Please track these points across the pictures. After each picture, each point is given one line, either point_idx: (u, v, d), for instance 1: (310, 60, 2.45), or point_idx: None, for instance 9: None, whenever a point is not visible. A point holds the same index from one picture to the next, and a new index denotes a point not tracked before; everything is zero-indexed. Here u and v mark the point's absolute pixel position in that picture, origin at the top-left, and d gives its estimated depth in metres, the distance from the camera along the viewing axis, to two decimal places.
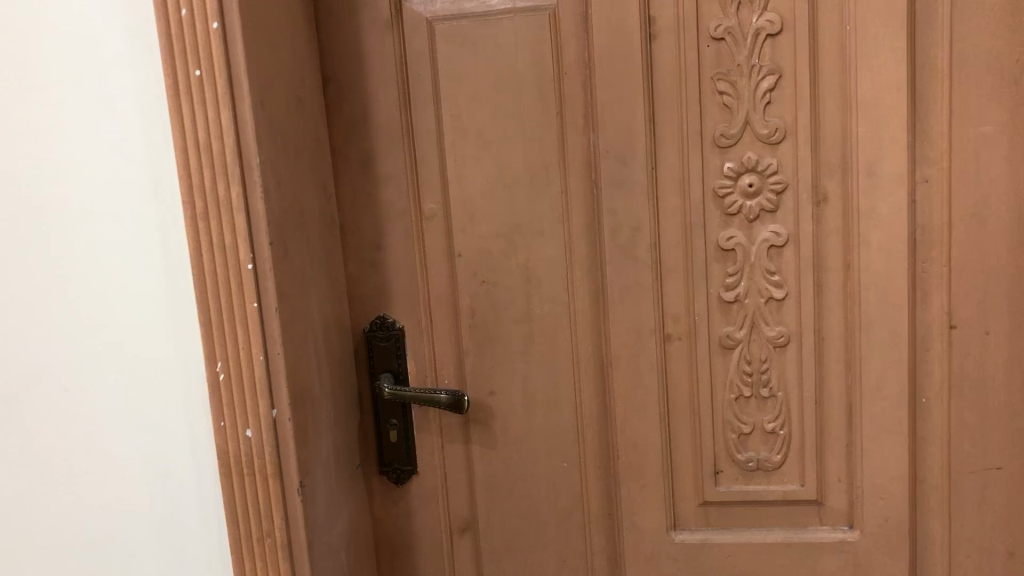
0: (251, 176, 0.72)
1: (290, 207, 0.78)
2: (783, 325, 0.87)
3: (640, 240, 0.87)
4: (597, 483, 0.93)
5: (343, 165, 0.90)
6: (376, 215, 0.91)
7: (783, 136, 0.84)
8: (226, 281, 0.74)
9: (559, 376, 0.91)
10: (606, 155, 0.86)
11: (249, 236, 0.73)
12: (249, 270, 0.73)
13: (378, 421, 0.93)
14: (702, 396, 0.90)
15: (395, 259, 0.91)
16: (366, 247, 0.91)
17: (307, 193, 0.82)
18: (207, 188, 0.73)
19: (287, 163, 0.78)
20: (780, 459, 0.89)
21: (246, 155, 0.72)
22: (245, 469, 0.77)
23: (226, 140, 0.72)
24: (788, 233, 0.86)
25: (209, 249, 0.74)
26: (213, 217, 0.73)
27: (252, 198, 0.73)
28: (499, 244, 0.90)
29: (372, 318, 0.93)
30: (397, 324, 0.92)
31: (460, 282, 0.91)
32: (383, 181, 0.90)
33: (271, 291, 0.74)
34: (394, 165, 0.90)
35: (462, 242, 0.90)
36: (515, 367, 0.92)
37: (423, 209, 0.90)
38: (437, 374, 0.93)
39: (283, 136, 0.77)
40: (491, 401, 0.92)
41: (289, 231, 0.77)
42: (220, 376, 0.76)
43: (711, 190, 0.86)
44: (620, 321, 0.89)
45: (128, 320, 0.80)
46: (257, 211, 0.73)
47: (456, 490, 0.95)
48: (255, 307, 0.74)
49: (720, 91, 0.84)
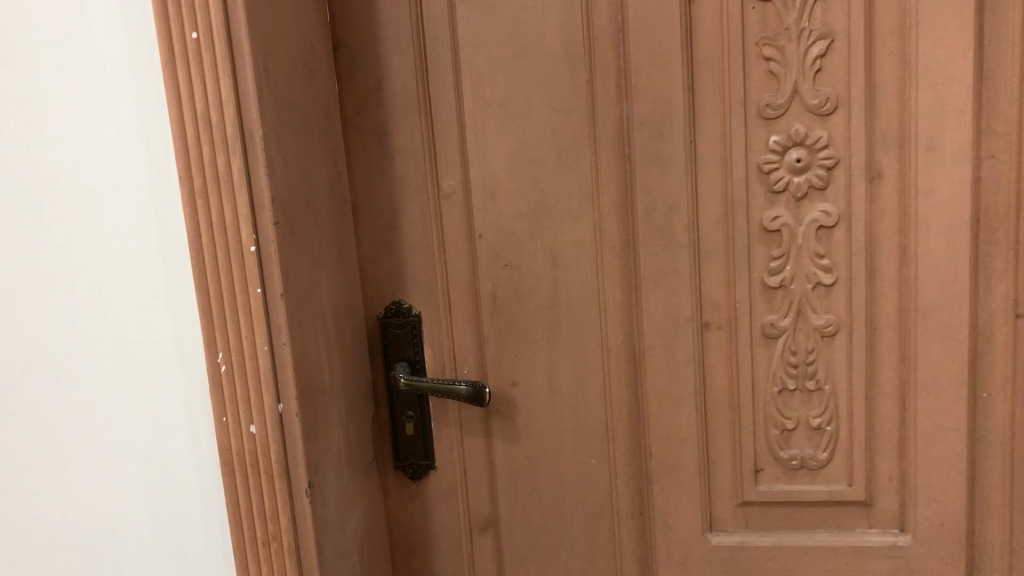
0: (253, 149, 0.66)
1: (297, 184, 0.71)
2: (832, 313, 0.81)
3: (677, 219, 0.80)
4: (628, 481, 0.87)
5: (356, 138, 0.84)
6: (392, 193, 0.84)
7: (835, 108, 0.77)
8: (228, 264, 0.68)
9: (588, 367, 0.85)
10: (640, 128, 0.79)
11: (252, 214, 0.66)
12: (252, 253, 0.67)
13: (394, 414, 0.87)
14: (743, 389, 0.83)
15: (412, 240, 0.85)
16: (381, 226, 0.85)
17: (315, 168, 0.75)
18: (207, 162, 0.66)
19: (294, 135, 0.71)
20: (826, 457, 0.83)
21: (248, 124, 0.65)
22: (249, 468, 0.71)
23: (225, 110, 0.65)
24: (838, 213, 0.79)
25: (209, 230, 0.67)
26: (213, 194, 0.67)
27: (255, 172, 0.66)
28: (523, 224, 0.83)
29: (387, 304, 0.87)
30: (413, 309, 0.86)
31: (481, 265, 0.84)
32: (398, 156, 0.83)
33: (276, 276, 0.67)
34: (410, 138, 0.83)
35: (484, 222, 0.83)
36: (539, 357, 0.85)
37: (441, 186, 0.84)
38: (456, 363, 0.87)
39: (289, 106, 0.70)
40: (514, 393, 0.86)
41: (297, 210, 0.71)
42: (222, 369, 0.69)
43: (755, 166, 0.79)
44: (654, 307, 0.82)
45: (125, 307, 0.74)
46: (261, 186, 0.66)
47: (477, 487, 0.89)
48: (259, 292, 0.67)
49: (766, 57, 0.77)
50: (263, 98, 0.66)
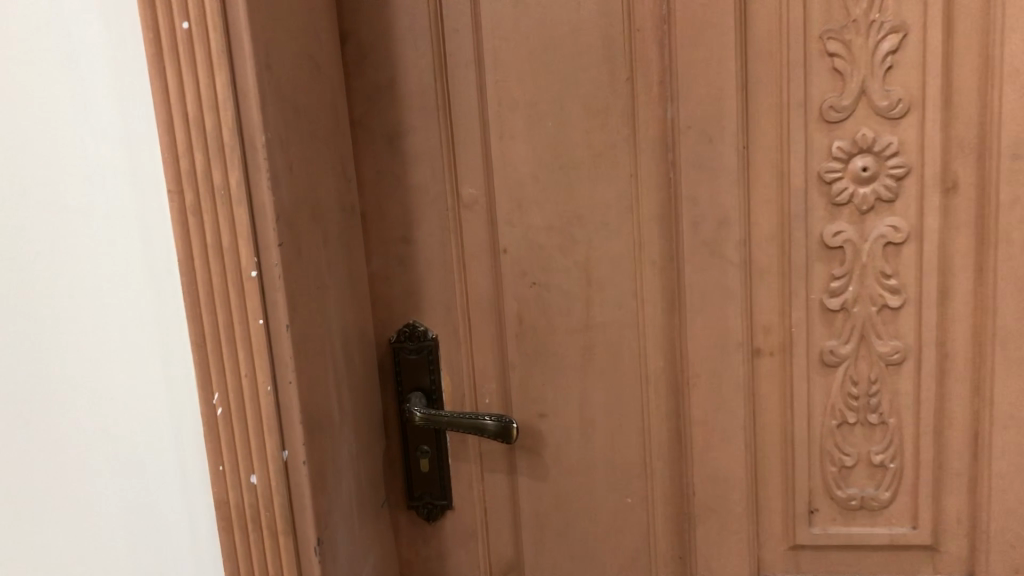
0: (254, 159, 0.57)
1: (303, 196, 0.62)
2: (898, 339, 0.72)
3: (727, 234, 0.72)
4: (667, 522, 0.78)
5: (366, 142, 0.75)
6: (406, 203, 0.75)
7: (906, 110, 0.69)
8: (225, 291, 0.59)
9: (624, 397, 0.76)
10: (687, 131, 0.71)
11: (253, 234, 0.58)
12: (253, 278, 0.58)
13: (407, 448, 0.78)
14: (797, 422, 0.75)
15: (428, 256, 0.76)
16: (393, 239, 0.76)
17: (322, 179, 0.66)
18: (200, 174, 0.57)
19: (299, 141, 0.62)
20: (889, 497, 0.75)
21: (248, 131, 0.56)
22: (250, 522, 0.62)
23: (223, 113, 0.56)
24: (908, 228, 0.71)
25: (202, 252, 0.58)
26: (208, 210, 0.58)
27: (256, 186, 0.57)
28: (553, 239, 0.74)
29: (400, 326, 0.78)
30: (429, 333, 0.77)
31: (506, 284, 0.76)
32: (414, 162, 0.74)
33: (280, 305, 0.58)
34: (427, 141, 0.74)
35: (510, 236, 0.75)
36: (570, 386, 0.76)
37: (461, 195, 0.75)
38: (476, 393, 0.78)
39: (294, 108, 0.61)
40: (541, 426, 0.77)
41: (302, 227, 0.62)
42: (218, 412, 0.61)
43: (817, 174, 0.71)
44: (701, 332, 0.74)
45: (106, 338, 0.64)
46: (263, 202, 0.57)
47: (498, 529, 0.80)
48: (261, 324, 0.58)
49: (831, 53, 0.68)
50: (265, 100, 0.57)
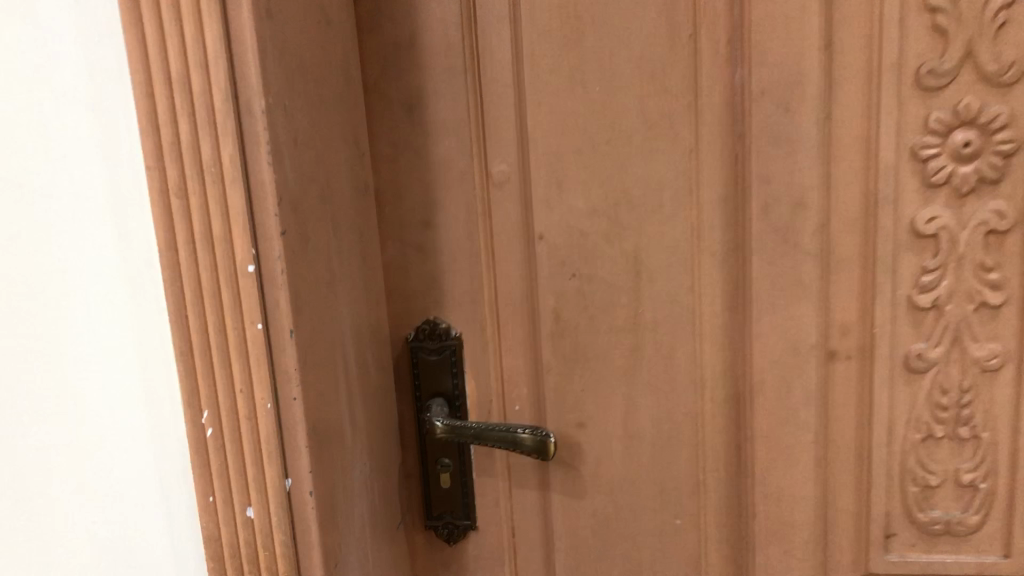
0: (252, 128, 0.46)
1: (309, 175, 0.52)
2: (997, 342, 0.62)
3: (803, 220, 0.62)
4: (720, 545, 0.69)
5: (382, 109, 0.64)
6: (427, 180, 0.65)
7: (1021, 75, 0.57)
8: (216, 289, 0.48)
9: (677, 406, 0.66)
10: (759, 99, 0.60)
11: (251, 220, 0.47)
12: (250, 275, 0.48)
13: (426, 462, 0.69)
14: (876, 436, 0.65)
15: (452, 243, 0.66)
16: (412, 223, 0.66)
17: (333, 154, 0.55)
18: (184, 146, 0.47)
19: (304, 107, 0.51)
20: (978, 521, 0.65)
21: (244, 92, 0.46)
22: (245, 562, 0.52)
23: (213, 72, 0.46)
24: (1015, 214, 0.60)
25: (188, 243, 0.48)
26: (195, 191, 0.47)
27: (254, 161, 0.47)
28: (598, 224, 0.64)
29: (419, 323, 0.68)
30: (452, 331, 0.67)
31: (541, 275, 0.65)
32: (436, 133, 0.64)
33: (283, 307, 0.48)
34: (451, 109, 0.63)
35: (547, 220, 0.64)
36: (614, 393, 0.66)
37: (491, 172, 0.64)
38: (504, 399, 0.68)
39: (298, 68, 0.51)
40: (579, 437, 0.68)
41: (309, 212, 0.51)
42: (208, 433, 0.50)
43: (909, 151, 0.60)
44: (768, 332, 0.64)
45: (70, 337, 0.53)
46: (262, 181, 0.47)
47: (528, 551, 0.70)
48: (260, 329, 0.48)
49: (932, 6, 0.57)
50: (265, 55, 0.46)
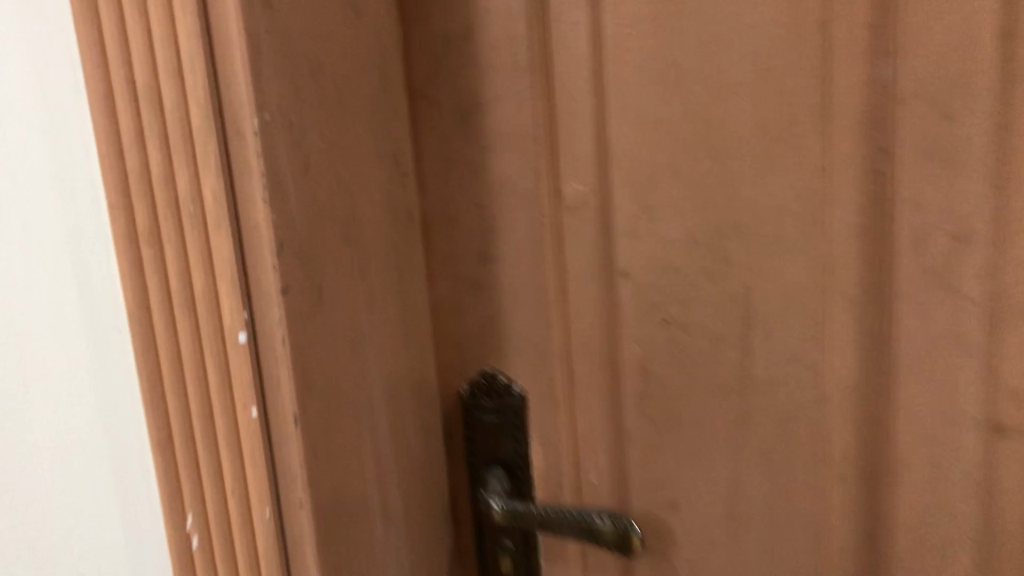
0: (240, 156, 0.35)
1: (329, 210, 0.40)
2: None
3: (967, 257, 0.46)
4: None
5: (431, 118, 0.53)
6: (484, 205, 0.53)
7: None
8: (200, 363, 0.37)
9: (792, 486, 0.53)
10: (913, 102, 0.45)
11: (241, 276, 0.36)
12: (241, 347, 0.37)
13: (483, 541, 0.59)
14: None
15: (515, 280, 0.54)
16: (467, 256, 0.54)
17: (363, 178, 0.44)
18: (156, 179, 0.36)
19: (320, 124, 0.40)
20: None
21: (231, 110, 0.35)
22: None
23: (190, 80, 0.34)
24: None
25: (163, 306, 0.37)
26: (170, 237, 0.36)
27: (244, 200, 0.35)
28: (697, 261, 0.51)
29: (474, 377, 0.56)
30: (514, 389, 0.56)
31: (625, 321, 0.53)
32: (495, 147, 0.52)
33: (284, 388, 0.37)
34: (513, 117, 0.51)
35: (633, 254, 0.52)
36: (714, 465, 0.54)
37: (564, 194, 0.52)
38: (578, 468, 0.57)
39: (308, 72, 0.39)
40: (670, 517, 0.56)
41: (323, 257, 0.40)
42: (194, 545, 0.40)
43: None
44: (916, 400, 0.49)
45: None
46: (255, 226, 0.36)
47: None
48: (254, 417, 0.37)
49: None
50: (260, 61, 0.35)
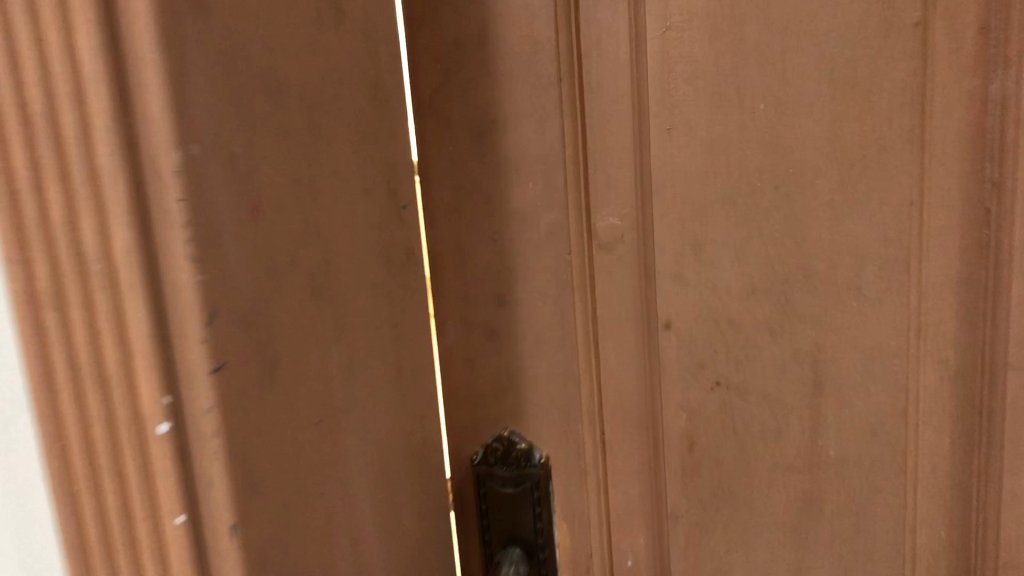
0: (161, 204, 0.27)
1: (290, 261, 0.32)
2: None
3: None
4: None
5: (441, 138, 0.44)
6: (501, 240, 0.45)
7: None
8: (113, 460, 0.29)
9: None
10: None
11: (162, 352, 0.29)
12: (161, 440, 0.29)
13: None
14: None
15: (537, 329, 0.45)
16: (482, 299, 0.46)
17: (342, 217, 0.36)
18: (33, 233, 0.27)
19: (280, 154, 0.32)
20: None
21: (147, 144, 0.27)
22: None
23: (95, 109, 0.26)
24: None
25: (72, 396, 0.28)
26: (75, 309, 0.28)
27: (165, 258, 0.28)
28: (756, 314, 0.42)
29: (488, 442, 0.48)
30: (535, 457, 0.47)
31: (668, 382, 0.45)
32: (517, 171, 0.43)
33: (218, 486, 0.30)
34: (538, 136, 0.43)
35: (679, 303, 0.43)
36: (773, 553, 0.45)
37: (597, 229, 0.44)
38: (612, 546, 0.49)
39: (262, 90, 0.31)
40: None
41: (278, 320, 0.32)
42: None
43: None
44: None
45: None
46: (178, 292, 0.28)
47: None
48: (182, 524, 0.30)
49: None
50: (186, 83, 0.27)
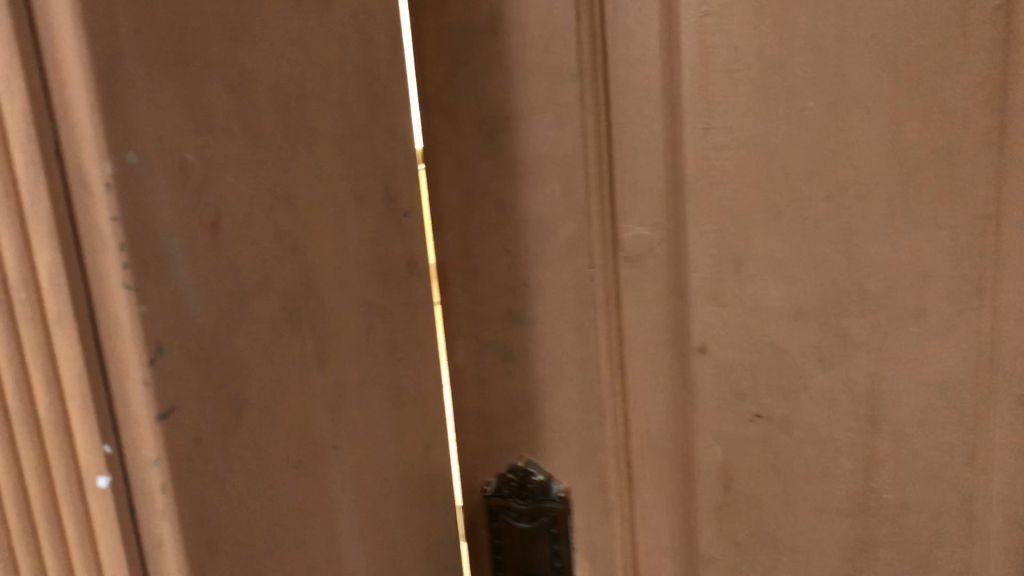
0: (93, 225, 0.23)
1: (260, 284, 0.28)
2: None
3: None
4: None
5: (451, 138, 0.40)
6: (517, 250, 0.40)
7: None
8: (52, 512, 0.26)
9: None
10: None
11: (99, 394, 0.25)
12: (100, 493, 0.25)
13: None
14: None
15: (555, 351, 0.41)
16: (496, 315, 0.42)
17: (327, 229, 0.32)
18: None
19: (249, 162, 0.28)
20: None
21: (73, 153, 0.23)
22: None
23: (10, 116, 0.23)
24: None
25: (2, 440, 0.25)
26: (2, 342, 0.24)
27: (98, 286, 0.24)
28: (804, 338, 0.37)
29: (502, 472, 0.43)
30: (553, 490, 0.42)
31: (702, 412, 0.40)
32: (533, 174, 0.39)
33: (168, 551, 0.26)
34: (557, 136, 0.38)
35: (716, 325, 0.38)
36: None
37: (624, 240, 0.39)
38: None
39: (223, 87, 0.27)
40: None
41: (245, 353, 0.28)
42: None
43: None
44: None
45: None
46: (115, 326, 0.24)
47: None
48: None
49: None
50: (120, 81, 0.23)
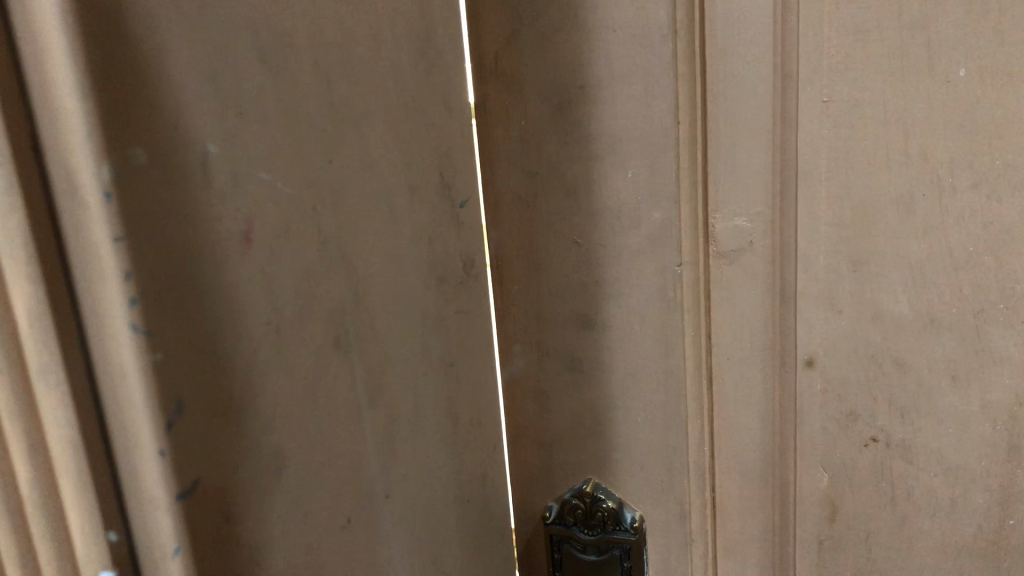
0: (92, 253, 0.17)
1: (302, 307, 0.22)
2: None
3: None
4: None
5: (511, 108, 0.33)
6: (588, 244, 0.33)
7: None
8: None
9: None
10: None
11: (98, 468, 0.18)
12: None
13: None
14: None
15: (632, 363, 0.34)
16: (561, 318, 0.35)
17: (376, 231, 0.26)
18: None
19: (287, 152, 0.22)
20: None
21: (59, 155, 0.17)
22: None
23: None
24: None
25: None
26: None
27: (95, 328, 0.18)
28: (935, 352, 0.31)
29: (565, 495, 0.37)
30: (625, 518, 0.36)
31: (807, 430, 0.34)
32: (610, 153, 0.32)
33: None
34: (639, 106, 0.31)
35: (827, 333, 0.33)
36: None
37: (719, 230, 0.32)
38: None
39: (257, 57, 0.20)
40: None
41: (285, 397, 0.22)
42: None
43: None
44: None
45: None
46: (118, 382, 0.18)
47: None
48: None
49: None
50: (120, 59, 0.17)
